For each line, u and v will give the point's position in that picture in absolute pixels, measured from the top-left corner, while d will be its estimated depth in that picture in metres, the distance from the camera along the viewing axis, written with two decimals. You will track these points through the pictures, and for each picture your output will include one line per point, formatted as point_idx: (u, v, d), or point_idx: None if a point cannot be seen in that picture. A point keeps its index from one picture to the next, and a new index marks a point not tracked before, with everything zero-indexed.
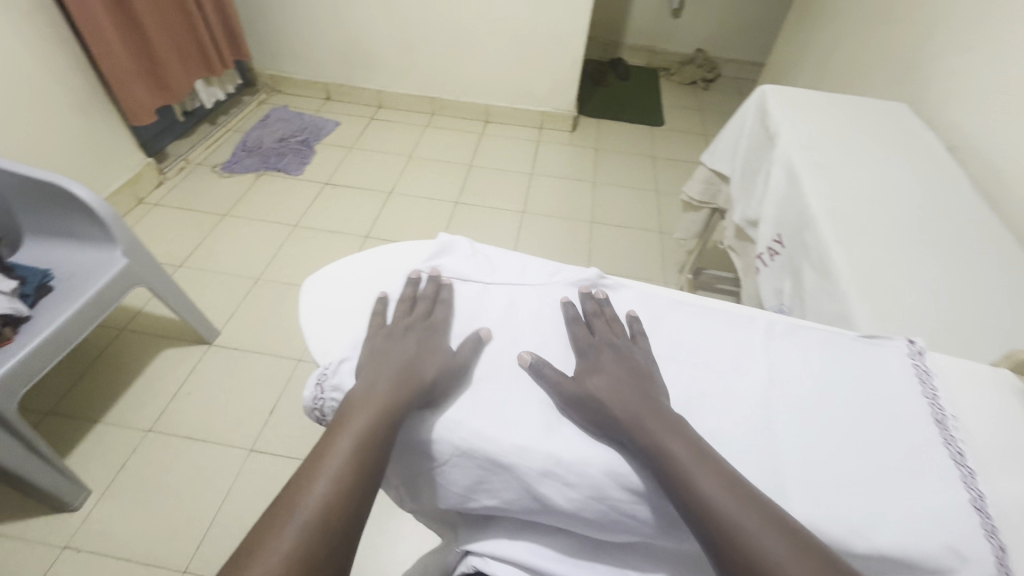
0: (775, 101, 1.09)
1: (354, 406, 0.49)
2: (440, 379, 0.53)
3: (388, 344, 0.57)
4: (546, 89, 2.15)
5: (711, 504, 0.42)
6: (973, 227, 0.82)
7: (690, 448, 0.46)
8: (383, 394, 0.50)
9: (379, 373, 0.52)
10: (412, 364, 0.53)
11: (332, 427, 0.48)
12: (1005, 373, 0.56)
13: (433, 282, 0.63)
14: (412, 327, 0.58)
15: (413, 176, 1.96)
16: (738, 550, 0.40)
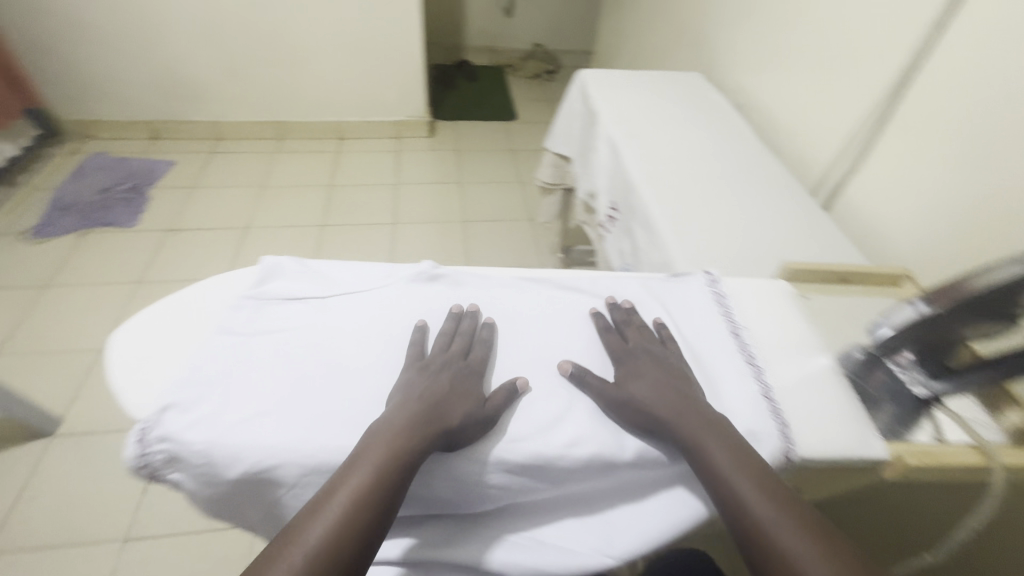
0: (593, 86, 1.24)
1: (389, 439, 0.44)
2: (474, 425, 0.47)
3: (428, 376, 0.50)
4: (391, 97, 2.31)
5: (750, 505, 0.42)
6: (770, 175, 0.99)
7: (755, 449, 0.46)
8: (403, 426, 0.45)
9: (408, 403, 0.47)
10: (460, 401, 0.48)
11: (356, 455, 0.44)
12: (779, 282, 0.66)
13: (472, 319, 0.56)
14: (451, 363, 0.52)
15: (272, 207, 2.03)
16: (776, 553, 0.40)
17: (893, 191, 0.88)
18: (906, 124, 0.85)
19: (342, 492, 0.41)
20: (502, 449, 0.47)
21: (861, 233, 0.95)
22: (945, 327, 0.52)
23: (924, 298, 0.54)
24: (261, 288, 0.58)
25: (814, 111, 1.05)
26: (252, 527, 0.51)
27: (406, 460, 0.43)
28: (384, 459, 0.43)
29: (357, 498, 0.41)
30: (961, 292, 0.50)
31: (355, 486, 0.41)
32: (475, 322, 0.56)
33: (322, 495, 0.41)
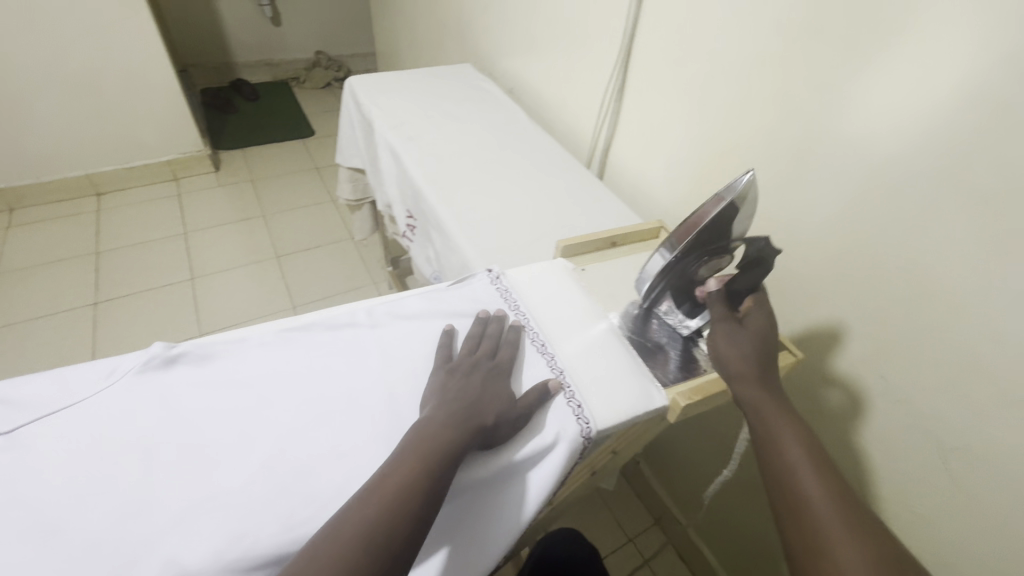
0: (363, 92, 1.17)
1: (441, 428, 0.45)
2: (510, 423, 0.49)
3: (461, 375, 0.51)
4: (152, 135, 1.98)
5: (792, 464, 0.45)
6: (548, 155, 1.03)
7: (746, 345, 0.54)
8: (451, 423, 0.46)
9: (451, 399, 0.48)
10: (500, 399, 0.50)
11: (410, 443, 0.44)
12: (558, 261, 0.68)
13: (497, 321, 0.57)
14: (480, 362, 0.52)
15: (16, 296, 1.61)
16: (799, 501, 0.43)
17: (644, 150, 0.98)
18: (638, 91, 0.95)
19: (397, 481, 0.41)
20: (281, 543, 0.41)
21: (632, 191, 1.04)
22: (685, 267, 0.57)
23: (666, 243, 0.57)
24: None
25: (570, 88, 1.13)
26: None
27: (456, 456, 0.44)
28: (438, 450, 0.43)
29: (405, 489, 0.40)
30: (692, 230, 0.54)
31: (400, 479, 0.41)
32: (500, 322, 0.57)
33: (380, 477, 0.41)
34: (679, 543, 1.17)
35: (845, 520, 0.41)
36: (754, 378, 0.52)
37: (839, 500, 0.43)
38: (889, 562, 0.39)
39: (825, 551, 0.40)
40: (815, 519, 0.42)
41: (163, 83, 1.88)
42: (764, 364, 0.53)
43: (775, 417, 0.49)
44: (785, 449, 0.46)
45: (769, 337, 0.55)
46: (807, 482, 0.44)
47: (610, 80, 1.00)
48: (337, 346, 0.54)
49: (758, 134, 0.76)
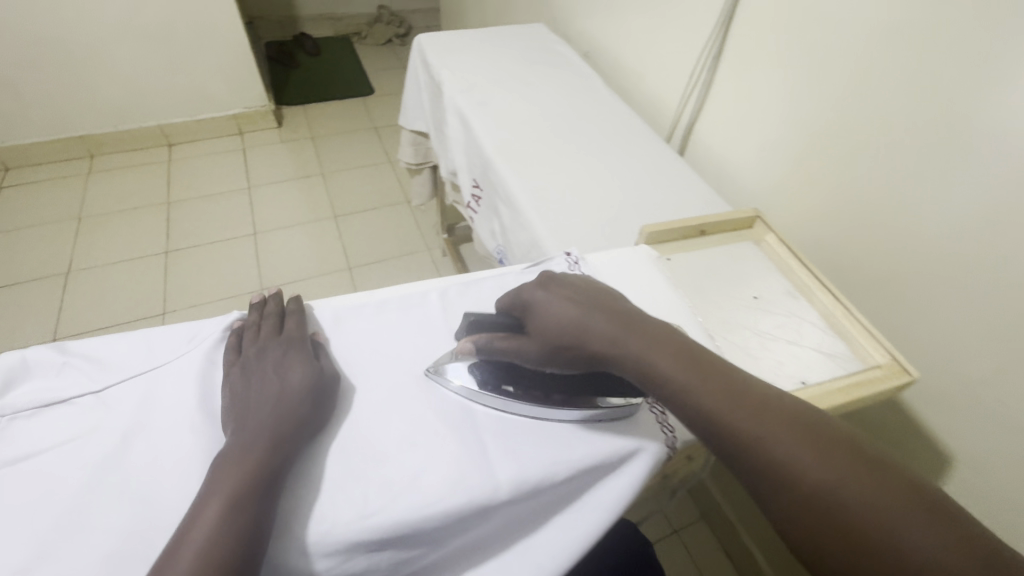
0: (432, 51, 1.12)
1: (232, 454, 0.40)
2: (320, 399, 0.44)
3: (246, 375, 0.46)
4: (220, 88, 2.00)
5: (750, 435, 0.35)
6: (626, 129, 0.96)
7: (577, 325, 0.44)
8: (239, 438, 0.41)
9: (240, 412, 0.43)
10: (286, 382, 0.45)
11: (204, 486, 0.38)
12: (642, 249, 0.63)
13: (276, 300, 0.53)
14: (267, 347, 0.48)
15: (97, 240, 1.71)
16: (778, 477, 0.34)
17: (736, 125, 0.89)
18: (735, 58, 0.86)
19: (205, 520, 0.36)
20: (356, 531, 0.39)
21: (716, 170, 0.96)
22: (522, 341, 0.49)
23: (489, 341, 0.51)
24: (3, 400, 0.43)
25: (654, 53, 1.04)
26: None
27: (255, 462, 0.39)
28: (232, 472, 0.38)
29: (207, 533, 0.35)
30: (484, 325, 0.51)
31: (203, 525, 0.36)
32: (298, 306, 0.53)
33: (182, 531, 0.36)
34: (728, 544, 1.13)
35: (780, 426, 0.35)
36: (585, 348, 0.43)
37: (758, 407, 0.36)
38: (835, 441, 0.34)
39: (782, 474, 0.33)
40: (751, 441, 0.35)
41: (230, 35, 1.88)
42: (589, 307, 0.44)
43: (639, 349, 0.41)
44: (676, 386, 0.39)
45: (564, 297, 0.46)
46: (722, 411, 0.36)
47: (704, 46, 0.90)
48: (412, 329, 0.53)
49: (877, 117, 0.67)
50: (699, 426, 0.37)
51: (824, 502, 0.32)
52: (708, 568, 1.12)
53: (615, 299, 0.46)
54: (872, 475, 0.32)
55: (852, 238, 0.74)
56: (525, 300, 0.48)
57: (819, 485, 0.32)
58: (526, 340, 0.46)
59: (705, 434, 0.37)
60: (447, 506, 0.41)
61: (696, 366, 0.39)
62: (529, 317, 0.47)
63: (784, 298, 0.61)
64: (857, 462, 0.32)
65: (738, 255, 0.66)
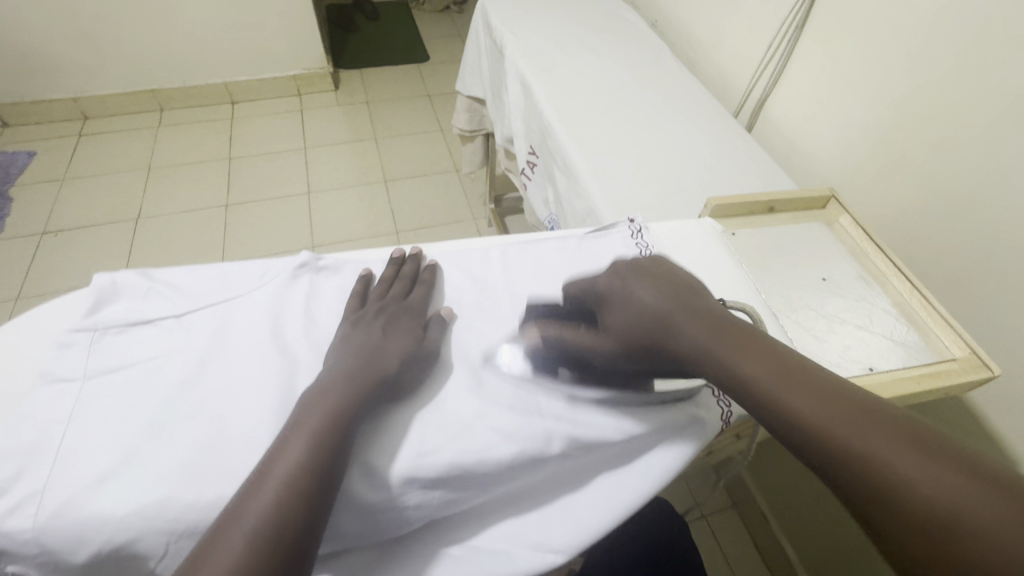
0: (495, 13, 1.11)
1: (330, 395, 0.41)
2: (407, 368, 0.45)
3: (363, 326, 0.48)
4: (283, 49, 2.05)
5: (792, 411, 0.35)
6: (691, 100, 0.93)
7: (664, 320, 0.43)
8: (340, 383, 0.42)
9: (346, 358, 0.44)
10: (394, 350, 0.46)
11: (297, 420, 0.40)
12: (707, 222, 0.61)
13: (414, 263, 0.54)
14: (388, 308, 0.49)
15: (164, 190, 1.79)
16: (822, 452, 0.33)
17: (814, 101, 0.84)
18: (820, 27, 0.81)
19: (296, 451, 0.38)
20: (413, 468, 0.41)
21: (786, 148, 0.92)
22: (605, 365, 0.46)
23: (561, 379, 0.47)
24: (95, 316, 0.46)
25: (730, 22, 0.98)
26: None
27: (350, 410, 0.40)
28: (328, 414, 0.40)
29: (279, 480, 0.36)
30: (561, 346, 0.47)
31: (273, 478, 0.36)
32: (430, 274, 0.54)
33: (271, 455, 0.38)
34: (757, 535, 1.11)
35: (883, 438, 0.32)
36: (669, 342, 0.42)
37: (858, 414, 0.33)
38: (955, 462, 0.30)
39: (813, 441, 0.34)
40: (847, 451, 0.32)
41: None
42: (669, 303, 0.44)
43: (725, 349, 0.39)
44: (765, 389, 0.36)
45: (651, 286, 0.45)
46: (825, 423, 0.33)
47: (787, 16, 0.85)
48: (470, 283, 0.54)
49: (980, 96, 0.61)
50: (787, 432, 0.35)
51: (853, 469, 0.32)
52: (736, 557, 1.10)
53: (704, 298, 0.44)
54: (903, 443, 0.31)
55: (933, 226, 0.69)
56: (605, 291, 0.47)
57: (921, 507, 0.29)
58: (601, 335, 0.46)
59: (789, 440, 0.35)
60: (500, 453, 0.42)
61: (784, 370, 0.36)
62: (605, 309, 0.47)
63: (854, 281, 0.58)
64: (885, 425, 0.32)
65: (807, 235, 0.63)
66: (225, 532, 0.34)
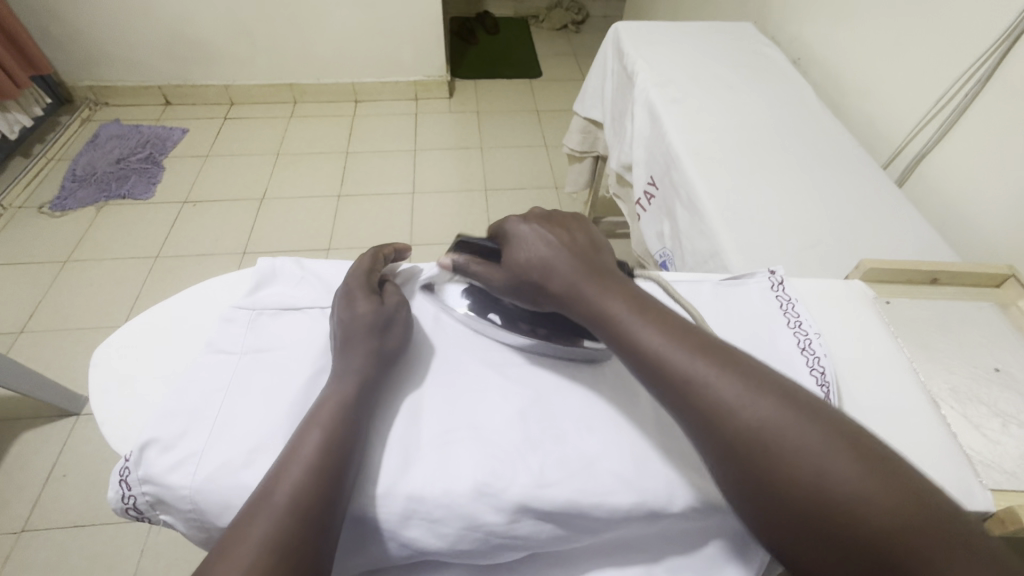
0: (628, 39, 1.11)
1: (327, 432, 0.39)
2: (383, 333, 0.47)
3: (349, 298, 0.49)
4: (409, 56, 2.17)
5: (651, 350, 0.40)
6: (833, 147, 0.87)
7: (548, 260, 0.47)
8: (347, 372, 0.44)
9: (342, 333, 0.46)
10: (382, 315, 0.48)
11: (287, 454, 0.38)
12: (857, 284, 0.56)
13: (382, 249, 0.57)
14: (369, 280, 0.51)
15: (287, 176, 1.95)
16: (681, 392, 0.38)
17: (988, 163, 0.75)
18: (1010, 82, 0.72)
19: (285, 489, 0.36)
20: (530, 496, 0.40)
21: (944, 210, 0.83)
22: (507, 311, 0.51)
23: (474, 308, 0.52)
24: (255, 296, 0.50)
25: (891, 68, 0.91)
26: None
27: (343, 453, 0.39)
28: (320, 459, 0.38)
29: (268, 522, 0.35)
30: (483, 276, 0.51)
31: (270, 505, 0.36)
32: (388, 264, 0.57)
33: (260, 496, 0.36)
34: None
35: (717, 370, 0.37)
36: (552, 287, 0.46)
37: (700, 353, 0.39)
38: (764, 382, 0.37)
39: (680, 387, 0.38)
40: (694, 382, 0.37)
41: (429, 10, 2.03)
42: (553, 246, 0.48)
43: (596, 293, 0.44)
44: (634, 332, 0.41)
45: (537, 230, 0.49)
46: (675, 366, 0.39)
47: (966, 69, 0.77)
48: None
49: None
50: (648, 371, 0.40)
51: (706, 406, 0.37)
52: None
53: (588, 243, 0.49)
54: (735, 377, 0.37)
55: None
56: (505, 229, 0.51)
57: (747, 424, 0.35)
58: (497, 269, 0.50)
59: (650, 377, 0.40)
60: (619, 500, 0.40)
61: (641, 312, 0.42)
62: (507, 246, 0.50)
63: None
64: (719, 364, 0.38)
65: (977, 315, 0.56)
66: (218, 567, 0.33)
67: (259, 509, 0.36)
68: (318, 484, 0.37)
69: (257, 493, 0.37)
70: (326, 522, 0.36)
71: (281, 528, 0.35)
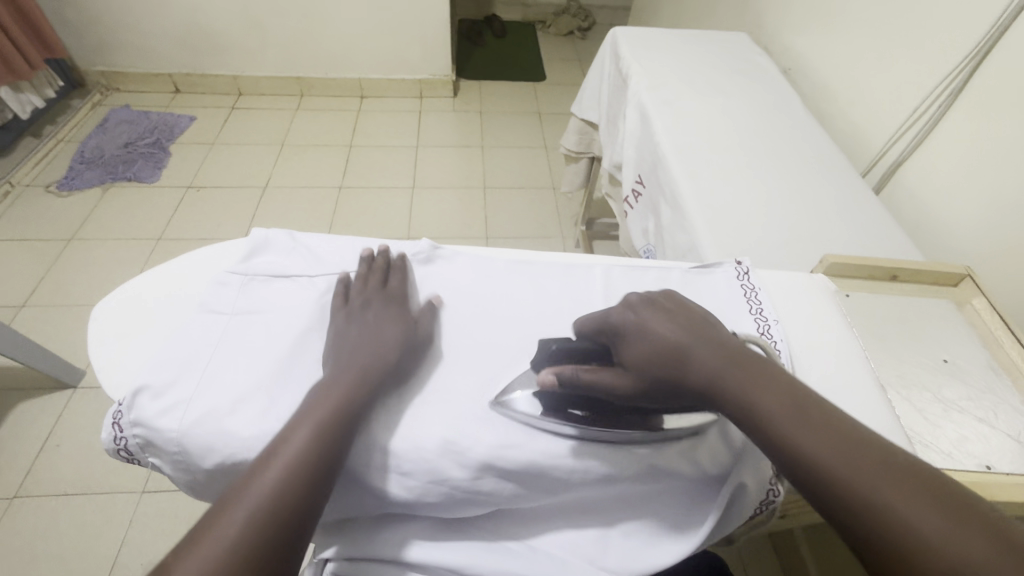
0: (625, 43, 1.14)
1: (317, 423, 0.40)
2: (407, 355, 0.48)
3: (354, 322, 0.49)
4: (416, 54, 2.21)
5: (822, 463, 0.32)
6: (815, 152, 0.90)
7: (681, 343, 0.40)
8: (343, 384, 0.43)
9: (343, 353, 0.46)
10: (383, 338, 0.48)
11: (275, 444, 0.38)
12: (820, 278, 0.59)
13: (383, 255, 0.55)
14: (373, 297, 0.51)
15: (290, 167, 1.99)
16: (864, 519, 0.30)
17: (959, 173, 0.78)
18: (980, 96, 0.76)
19: (269, 476, 0.36)
20: (494, 454, 0.42)
21: (917, 218, 0.86)
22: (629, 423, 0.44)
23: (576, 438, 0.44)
24: (249, 263, 0.53)
25: (874, 80, 0.94)
26: None
27: (331, 447, 0.39)
28: (307, 447, 0.38)
29: (247, 508, 0.35)
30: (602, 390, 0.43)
31: (253, 489, 0.36)
32: (392, 263, 0.55)
33: (244, 481, 0.36)
34: None
35: (908, 497, 0.30)
36: (687, 376, 0.39)
37: (882, 471, 0.31)
38: (981, 522, 0.29)
39: (863, 512, 0.31)
40: (879, 510, 0.30)
41: (437, 11, 2.07)
42: (683, 329, 0.41)
43: (742, 385, 0.37)
44: (800, 443, 0.33)
45: (664, 317, 0.42)
46: (851, 481, 0.31)
47: (940, 83, 0.81)
48: (570, 290, 0.55)
49: None
50: (826, 496, 0.32)
51: (902, 542, 0.29)
52: None
53: (714, 325, 0.42)
54: (937, 508, 0.29)
55: None
56: (613, 322, 0.45)
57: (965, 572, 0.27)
58: (618, 373, 0.43)
59: (818, 498, 0.33)
60: (576, 462, 0.43)
61: (803, 412, 0.34)
62: (622, 344, 0.43)
63: (983, 370, 0.53)
64: (914, 488, 0.30)
65: (933, 311, 0.59)
66: (190, 549, 0.33)
67: (239, 492, 0.36)
68: (302, 473, 0.37)
69: (241, 478, 0.36)
70: (312, 503, 0.37)
71: (261, 513, 0.35)
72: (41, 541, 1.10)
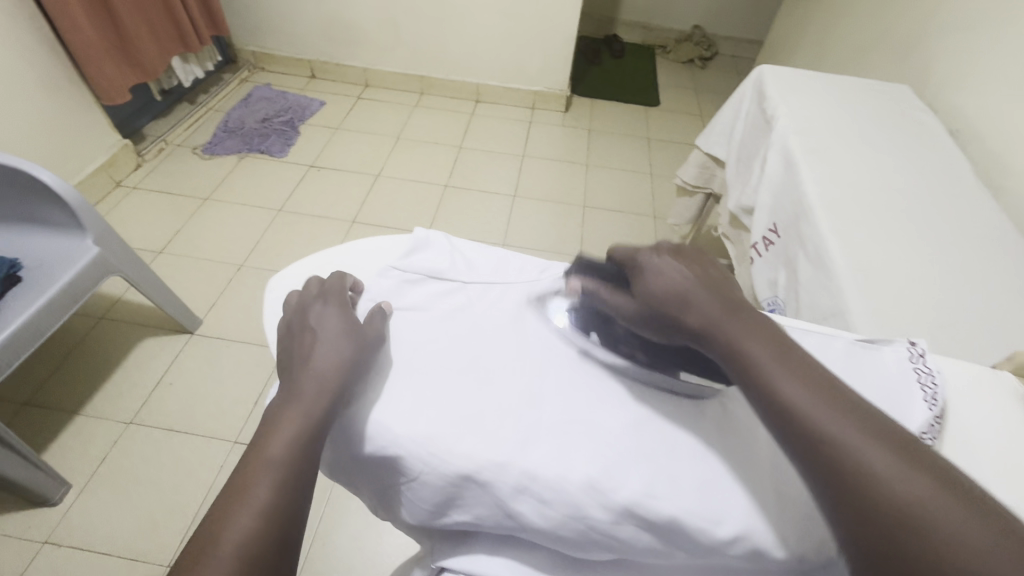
0: (771, 82, 1.09)
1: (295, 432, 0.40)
2: (358, 361, 0.46)
3: (293, 339, 0.48)
4: (535, 67, 2.25)
5: (790, 400, 0.35)
6: (988, 228, 0.81)
7: (686, 289, 0.43)
8: (310, 401, 0.42)
9: (297, 374, 0.44)
10: (324, 356, 0.45)
11: (256, 450, 0.39)
12: (1007, 377, 0.52)
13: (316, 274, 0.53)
14: (311, 310, 0.49)
15: (402, 158, 2.09)
16: (820, 449, 0.33)
17: None
18: None
19: (263, 479, 0.37)
20: (639, 503, 0.40)
21: None
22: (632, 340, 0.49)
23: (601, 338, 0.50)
24: (408, 259, 0.56)
25: None
26: (365, 497, 0.51)
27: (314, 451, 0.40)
28: (293, 455, 0.39)
29: (249, 517, 0.36)
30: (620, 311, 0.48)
31: (247, 499, 0.36)
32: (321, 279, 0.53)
33: (240, 487, 0.37)
34: None
35: (865, 436, 0.33)
36: (686, 321, 0.42)
37: (839, 406, 0.34)
38: (918, 457, 0.32)
39: (818, 441, 0.33)
40: (832, 438, 0.33)
41: (564, 28, 2.09)
42: (694, 280, 0.43)
43: (737, 332, 0.39)
44: (774, 378, 0.36)
45: (680, 260, 0.45)
46: (813, 412, 0.34)
47: None
48: None
49: None
50: (788, 427, 0.35)
51: (851, 468, 0.32)
52: None
53: (721, 279, 0.44)
54: (886, 445, 0.32)
55: None
56: (634, 259, 0.48)
57: (896, 498, 0.30)
58: (628, 299, 0.47)
59: (783, 430, 0.35)
60: (721, 531, 0.40)
61: (783, 354, 0.37)
62: (637, 276, 0.47)
63: None
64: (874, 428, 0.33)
65: None
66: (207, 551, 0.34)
67: (236, 501, 0.36)
68: (294, 480, 0.38)
69: (234, 483, 0.37)
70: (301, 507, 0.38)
71: (262, 519, 0.36)
72: (145, 468, 1.21)
